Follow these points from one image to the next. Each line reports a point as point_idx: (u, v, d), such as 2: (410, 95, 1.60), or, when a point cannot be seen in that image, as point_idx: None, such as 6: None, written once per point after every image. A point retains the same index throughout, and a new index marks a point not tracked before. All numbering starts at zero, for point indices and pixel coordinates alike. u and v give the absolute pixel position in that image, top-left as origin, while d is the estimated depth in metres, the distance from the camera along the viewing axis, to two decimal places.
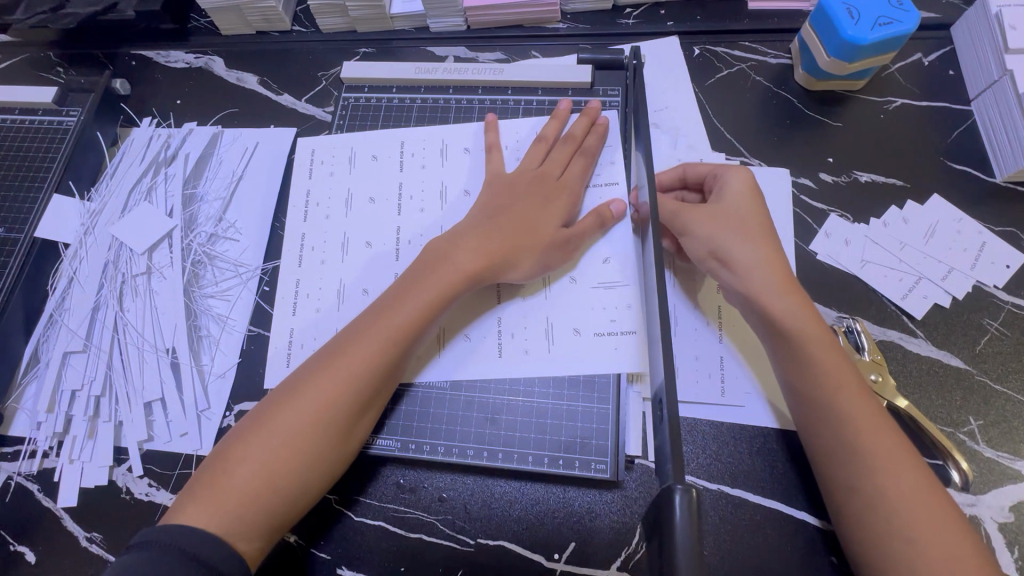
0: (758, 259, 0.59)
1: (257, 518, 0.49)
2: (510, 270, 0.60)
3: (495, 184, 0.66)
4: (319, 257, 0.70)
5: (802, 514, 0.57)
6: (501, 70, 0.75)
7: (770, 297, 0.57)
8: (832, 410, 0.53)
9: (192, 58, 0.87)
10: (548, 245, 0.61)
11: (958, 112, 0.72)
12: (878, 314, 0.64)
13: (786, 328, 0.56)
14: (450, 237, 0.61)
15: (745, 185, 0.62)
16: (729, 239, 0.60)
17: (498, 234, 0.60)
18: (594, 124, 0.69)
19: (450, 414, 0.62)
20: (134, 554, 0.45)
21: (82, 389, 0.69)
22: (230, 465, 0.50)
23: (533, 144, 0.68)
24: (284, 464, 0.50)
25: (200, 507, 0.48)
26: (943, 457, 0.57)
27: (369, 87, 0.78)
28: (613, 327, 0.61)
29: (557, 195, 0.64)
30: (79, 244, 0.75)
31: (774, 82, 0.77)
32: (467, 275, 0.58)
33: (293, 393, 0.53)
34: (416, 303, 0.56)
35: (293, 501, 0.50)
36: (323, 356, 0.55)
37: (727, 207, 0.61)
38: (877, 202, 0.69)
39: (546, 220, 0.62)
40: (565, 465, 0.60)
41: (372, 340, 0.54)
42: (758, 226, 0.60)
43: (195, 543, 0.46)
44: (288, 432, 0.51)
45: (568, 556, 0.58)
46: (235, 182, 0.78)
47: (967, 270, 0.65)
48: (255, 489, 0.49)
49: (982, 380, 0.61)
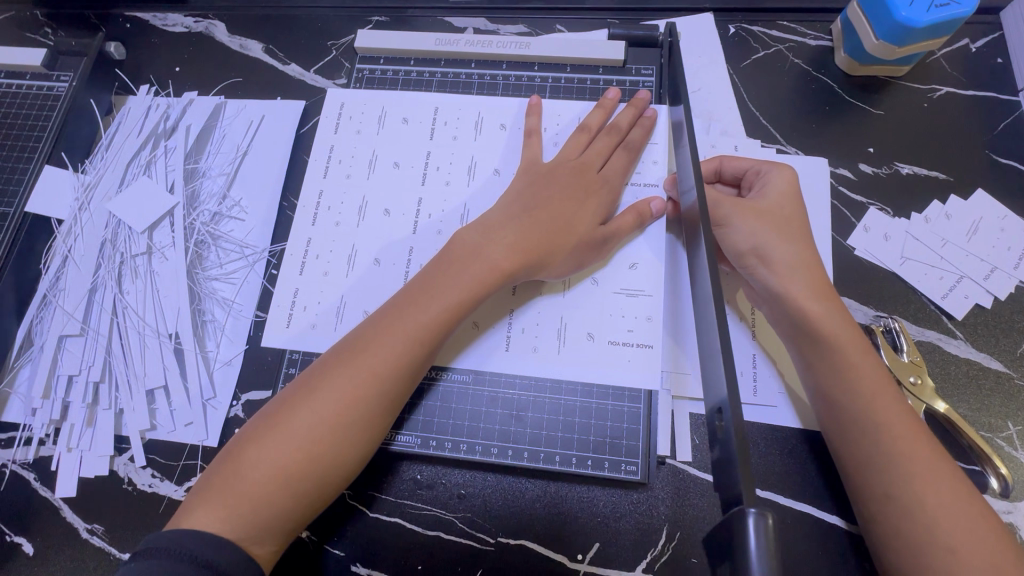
0: (799, 261, 0.56)
1: (270, 522, 0.46)
2: (543, 267, 0.57)
3: (523, 178, 0.62)
4: (334, 217, 0.66)
5: (832, 519, 0.55)
6: (527, 44, 0.71)
7: (813, 301, 0.54)
8: (868, 416, 0.51)
9: (192, 22, 0.81)
10: (583, 245, 0.58)
11: (1006, 104, 0.69)
12: (917, 314, 0.62)
13: (827, 330, 0.53)
14: (482, 229, 0.57)
15: (788, 183, 0.60)
16: (772, 237, 0.57)
17: (532, 229, 0.57)
18: (640, 116, 0.65)
19: (473, 410, 0.59)
20: (141, 561, 0.42)
21: (79, 374, 0.65)
22: (242, 465, 0.47)
23: (574, 133, 0.65)
24: (299, 468, 0.47)
25: (209, 510, 0.45)
26: (982, 463, 0.56)
27: (385, 59, 0.73)
28: (629, 337, 0.59)
29: (593, 191, 0.60)
30: (72, 220, 0.71)
31: (813, 65, 0.73)
32: (497, 272, 0.55)
33: (312, 392, 0.49)
34: (443, 300, 0.53)
35: (310, 505, 0.48)
36: (343, 351, 0.52)
37: (773, 203, 0.59)
38: (918, 196, 0.66)
39: (582, 217, 0.59)
40: (593, 466, 0.57)
41: (394, 339, 0.51)
42: (797, 225, 0.58)
43: (203, 549, 0.43)
44: (304, 434, 0.48)
45: (591, 557, 0.56)
46: (240, 157, 0.73)
47: (1010, 270, 0.62)
48: (268, 493, 0.46)
49: (1022, 384, 0.59)
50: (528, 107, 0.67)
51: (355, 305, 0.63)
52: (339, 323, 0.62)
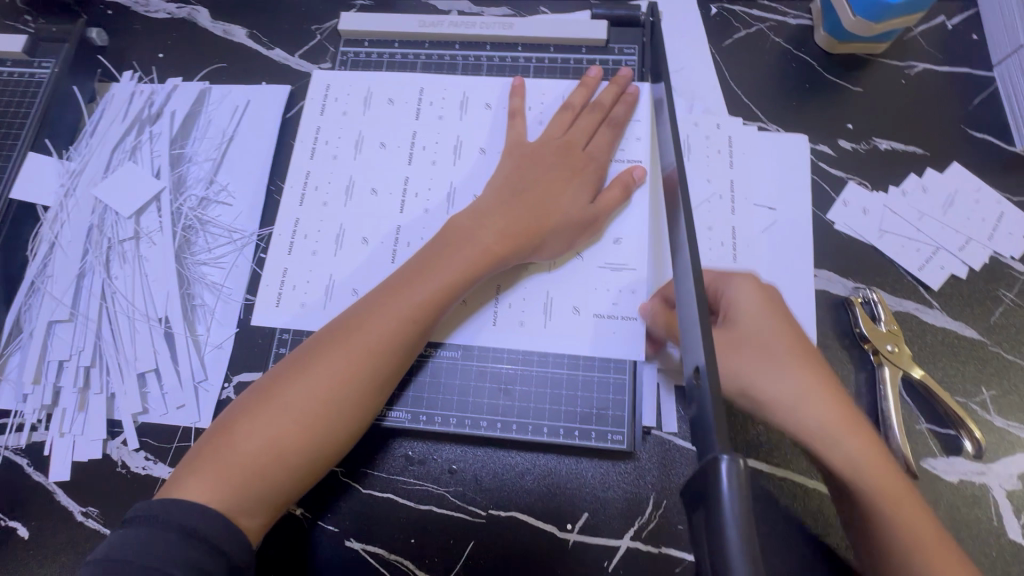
0: (797, 393, 0.52)
1: (261, 494, 0.47)
2: (532, 246, 0.58)
3: (510, 159, 0.63)
4: (321, 198, 0.66)
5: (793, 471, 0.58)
6: (511, 25, 0.71)
7: (829, 445, 0.51)
8: (891, 540, 0.49)
9: (174, 8, 0.81)
10: (569, 220, 0.59)
11: (980, 79, 0.70)
12: (894, 285, 0.63)
13: (839, 466, 0.51)
14: (473, 214, 0.58)
15: (755, 295, 0.55)
16: (759, 373, 0.53)
17: (520, 209, 0.58)
18: (622, 94, 0.66)
19: (462, 385, 0.60)
20: (136, 531, 0.43)
21: (70, 360, 0.66)
22: (235, 438, 0.48)
23: (558, 111, 0.65)
24: (292, 443, 0.48)
25: (202, 481, 0.46)
26: (956, 427, 0.58)
27: (370, 42, 0.73)
28: (614, 310, 0.60)
29: (578, 168, 0.61)
30: (59, 207, 0.71)
31: (794, 43, 0.74)
32: (489, 254, 0.56)
33: (306, 368, 0.50)
34: (436, 282, 0.54)
35: (300, 482, 0.49)
36: (336, 329, 0.53)
37: (745, 328, 0.54)
38: (895, 170, 0.67)
39: (567, 193, 0.60)
40: (580, 436, 0.58)
41: (389, 320, 0.52)
42: (786, 348, 0.53)
43: (195, 520, 0.43)
44: (298, 411, 0.48)
45: (580, 527, 0.58)
46: (226, 142, 0.73)
47: (984, 241, 0.64)
48: (261, 467, 0.47)
49: (995, 351, 0.61)
50: (512, 88, 0.67)
51: (344, 284, 0.63)
52: (328, 302, 0.63)
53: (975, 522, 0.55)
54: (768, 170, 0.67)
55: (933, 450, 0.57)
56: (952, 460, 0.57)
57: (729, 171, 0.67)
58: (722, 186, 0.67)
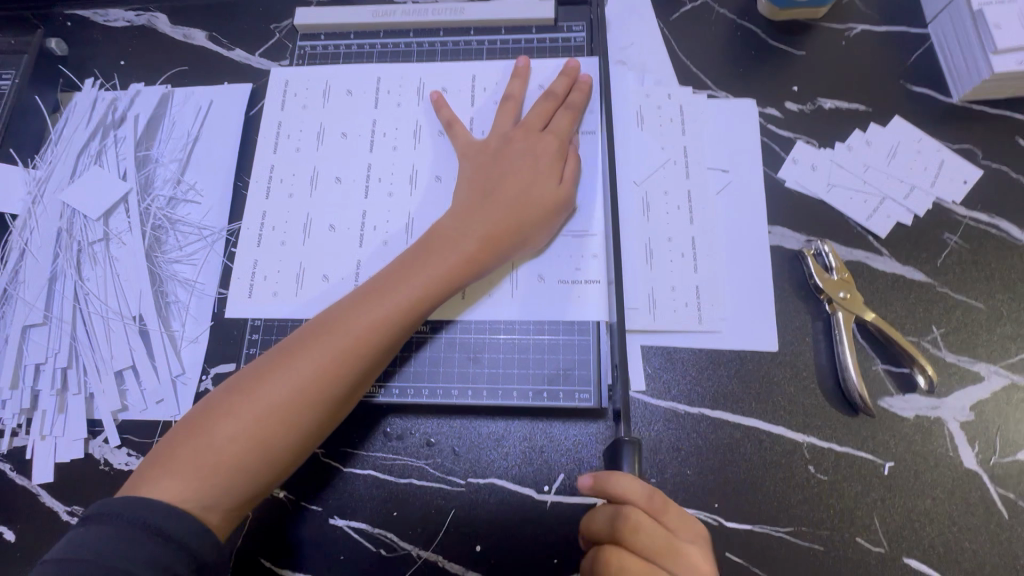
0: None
1: (237, 492, 0.48)
2: (506, 246, 0.58)
3: (473, 153, 0.64)
4: (287, 189, 0.68)
5: (759, 423, 0.60)
6: (463, 11, 0.73)
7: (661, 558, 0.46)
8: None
9: (133, 16, 0.82)
10: (540, 208, 0.60)
11: (917, 36, 0.73)
12: (844, 236, 0.66)
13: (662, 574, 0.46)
14: (452, 218, 0.59)
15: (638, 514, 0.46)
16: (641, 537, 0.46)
17: (490, 212, 0.59)
18: (576, 83, 0.67)
19: (432, 358, 0.62)
20: (94, 528, 0.43)
21: (46, 362, 0.67)
22: (211, 435, 0.48)
23: (502, 104, 0.67)
24: (267, 442, 0.49)
25: (176, 477, 0.46)
26: (910, 365, 0.60)
27: (326, 35, 0.75)
28: (576, 276, 0.62)
29: (544, 154, 0.62)
30: (28, 214, 0.71)
31: (737, 13, 0.76)
32: (463, 265, 0.57)
33: (285, 368, 0.51)
34: (410, 290, 0.55)
35: (274, 478, 0.50)
36: (316, 327, 0.53)
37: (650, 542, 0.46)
38: (840, 127, 0.70)
39: (534, 178, 0.60)
40: (549, 398, 0.60)
41: (366, 325, 0.53)
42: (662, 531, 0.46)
43: (158, 518, 0.43)
44: (278, 413, 0.49)
45: (557, 488, 0.59)
46: (191, 142, 0.74)
47: (927, 188, 0.67)
48: (239, 465, 0.48)
49: (942, 291, 0.63)
50: (434, 103, 0.68)
51: (314, 270, 0.65)
52: (299, 289, 0.64)
53: (931, 453, 0.58)
54: (720, 135, 0.70)
55: (889, 389, 0.60)
56: (907, 397, 0.59)
57: (681, 138, 0.69)
58: (676, 152, 0.69)
